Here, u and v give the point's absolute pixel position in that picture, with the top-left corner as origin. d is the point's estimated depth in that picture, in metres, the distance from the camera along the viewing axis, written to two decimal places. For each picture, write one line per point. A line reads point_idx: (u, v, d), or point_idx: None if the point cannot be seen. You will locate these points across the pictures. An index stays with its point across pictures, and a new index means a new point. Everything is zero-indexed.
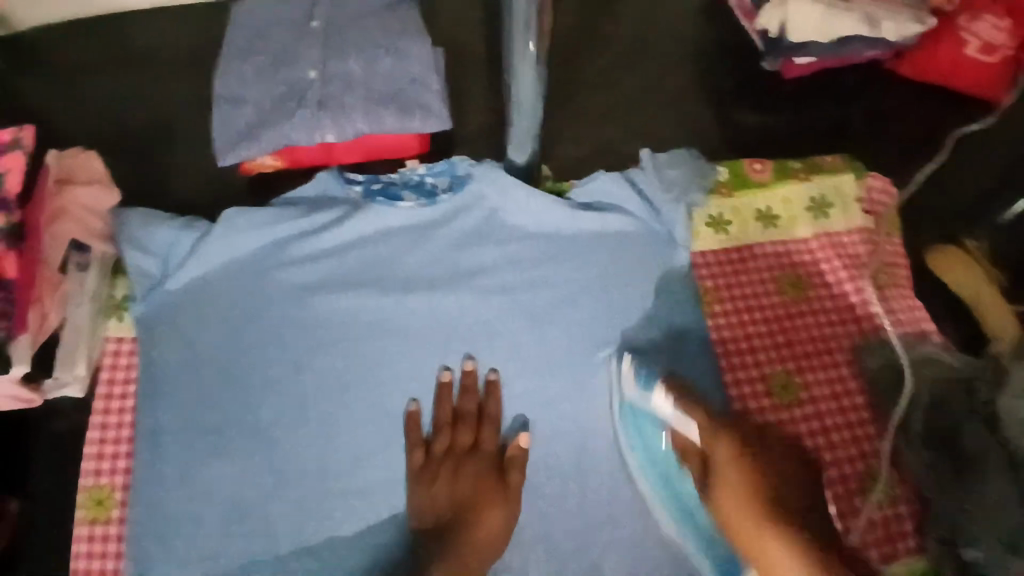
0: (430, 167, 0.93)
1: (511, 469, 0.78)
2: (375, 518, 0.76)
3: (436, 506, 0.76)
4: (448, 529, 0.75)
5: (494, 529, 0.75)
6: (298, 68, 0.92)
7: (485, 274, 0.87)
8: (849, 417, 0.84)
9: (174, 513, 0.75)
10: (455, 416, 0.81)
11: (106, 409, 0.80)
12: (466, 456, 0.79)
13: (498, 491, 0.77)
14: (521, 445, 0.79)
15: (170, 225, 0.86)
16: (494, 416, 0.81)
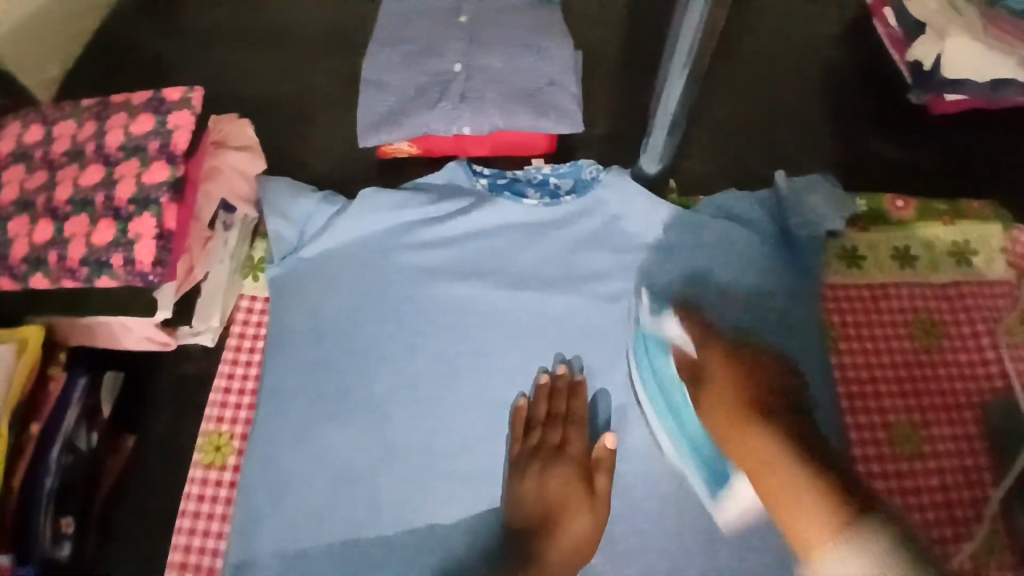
0: (556, 167, 0.93)
1: (598, 473, 0.75)
2: (475, 504, 0.76)
3: (525, 507, 0.74)
4: (537, 533, 0.72)
5: (581, 535, 0.72)
6: (444, 59, 0.94)
7: (599, 279, 0.86)
8: (971, 478, 0.78)
9: (284, 469, 0.77)
10: (549, 415, 0.79)
11: (235, 361, 0.84)
12: (554, 457, 0.76)
13: (586, 496, 0.74)
14: (606, 447, 0.76)
15: (310, 197, 0.91)
16: (582, 417, 0.79)
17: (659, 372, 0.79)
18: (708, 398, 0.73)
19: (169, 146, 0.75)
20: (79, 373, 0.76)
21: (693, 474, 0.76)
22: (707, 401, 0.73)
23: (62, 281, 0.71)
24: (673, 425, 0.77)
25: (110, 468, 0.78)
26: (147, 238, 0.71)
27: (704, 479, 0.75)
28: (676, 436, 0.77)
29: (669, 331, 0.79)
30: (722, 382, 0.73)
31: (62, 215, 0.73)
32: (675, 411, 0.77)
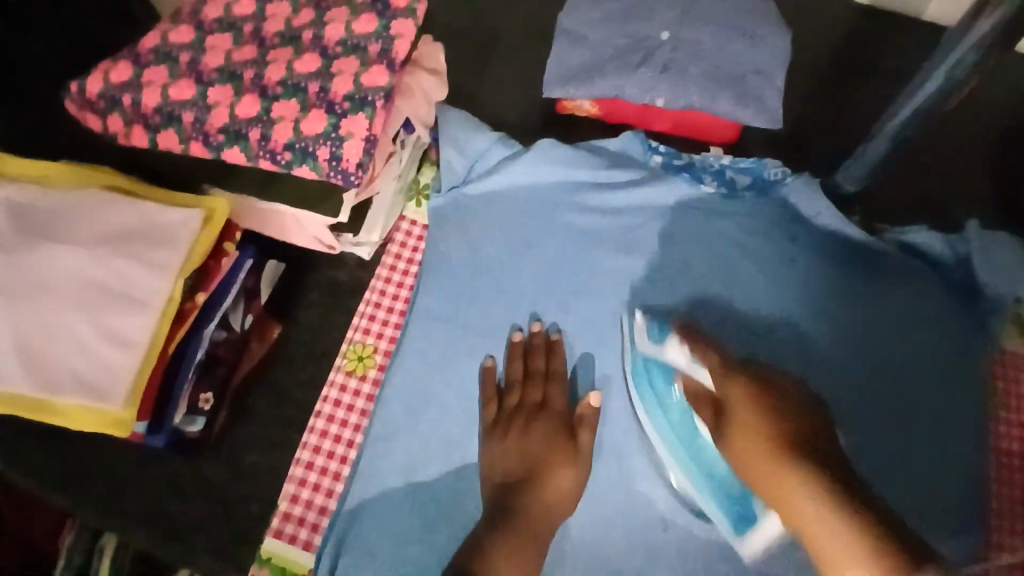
0: (736, 160, 0.88)
1: (581, 430, 0.72)
2: (605, 478, 0.73)
3: (506, 463, 0.70)
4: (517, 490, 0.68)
5: (564, 489, 0.69)
6: (652, 24, 0.88)
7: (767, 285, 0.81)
8: None
9: (424, 393, 0.76)
10: (526, 374, 0.76)
11: (388, 278, 0.84)
12: (536, 414, 0.72)
13: (569, 451, 0.71)
14: (591, 405, 0.73)
15: (487, 135, 0.89)
16: (560, 374, 0.75)
17: (665, 401, 0.72)
18: (736, 432, 0.65)
19: (390, 53, 0.72)
20: (249, 254, 0.72)
21: (677, 468, 0.71)
22: (739, 451, 0.65)
23: (260, 161, 0.69)
24: (684, 467, 0.71)
25: (255, 354, 0.77)
26: (357, 139, 0.68)
27: (729, 518, 0.69)
28: (695, 470, 0.70)
29: (673, 359, 0.71)
30: (759, 416, 0.65)
31: (272, 95, 0.70)
32: (678, 419, 0.71)
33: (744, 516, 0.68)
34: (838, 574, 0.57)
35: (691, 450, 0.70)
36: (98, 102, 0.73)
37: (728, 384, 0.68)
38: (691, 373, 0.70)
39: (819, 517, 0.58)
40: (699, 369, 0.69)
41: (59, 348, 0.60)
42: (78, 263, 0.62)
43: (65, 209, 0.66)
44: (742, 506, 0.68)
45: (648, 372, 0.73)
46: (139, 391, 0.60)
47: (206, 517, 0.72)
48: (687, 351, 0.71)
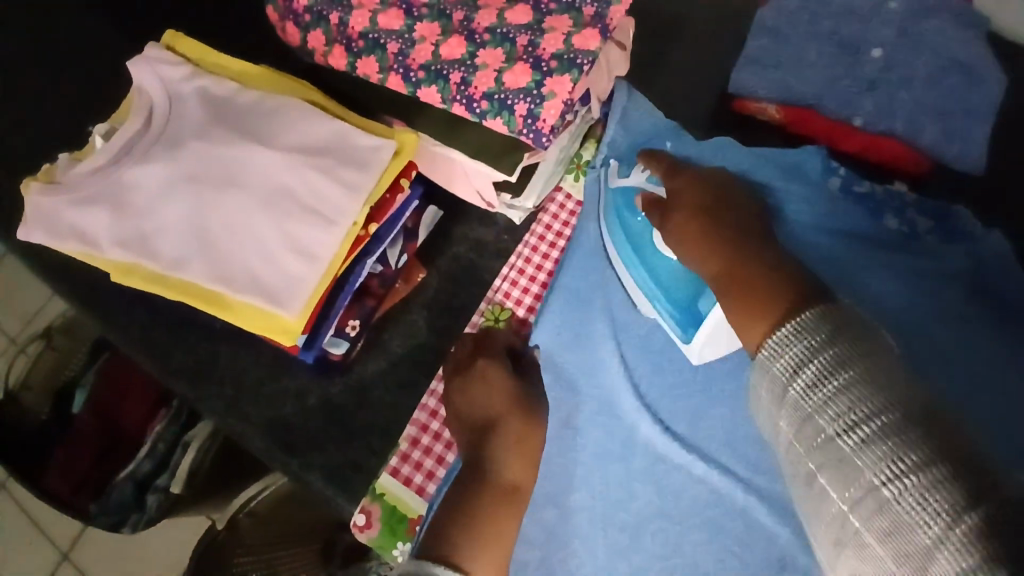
0: (925, 201, 0.80)
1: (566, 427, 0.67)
2: (727, 502, 0.67)
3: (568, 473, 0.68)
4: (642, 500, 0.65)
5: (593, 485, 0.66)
6: (864, 38, 0.82)
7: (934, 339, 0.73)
8: None
9: (556, 370, 0.74)
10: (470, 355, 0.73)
11: (535, 247, 0.82)
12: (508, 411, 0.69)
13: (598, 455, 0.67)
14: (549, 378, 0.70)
15: (660, 123, 0.85)
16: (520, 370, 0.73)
17: (627, 225, 0.73)
18: (684, 236, 0.66)
19: (604, 16, 0.69)
20: (416, 196, 0.72)
21: (634, 281, 0.73)
22: (676, 222, 0.68)
23: (454, 104, 0.69)
24: (637, 270, 0.72)
25: (397, 292, 0.77)
26: (559, 100, 0.66)
27: (674, 320, 0.70)
28: (645, 279, 0.72)
29: (634, 183, 0.74)
30: (695, 194, 0.69)
31: (479, 41, 0.69)
32: (634, 239, 0.73)
33: (690, 312, 0.69)
34: (841, 440, 0.48)
35: (642, 245, 0.72)
36: (303, 15, 0.74)
37: (675, 184, 0.71)
38: (649, 189, 0.73)
39: (854, 401, 0.48)
40: (653, 184, 0.73)
41: (241, 246, 0.61)
42: (273, 168, 0.62)
43: (263, 112, 0.66)
44: (688, 303, 0.69)
45: (618, 198, 0.74)
46: (313, 304, 0.60)
47: (325, 438, 0.73)
48: (647, 173, 0.74)
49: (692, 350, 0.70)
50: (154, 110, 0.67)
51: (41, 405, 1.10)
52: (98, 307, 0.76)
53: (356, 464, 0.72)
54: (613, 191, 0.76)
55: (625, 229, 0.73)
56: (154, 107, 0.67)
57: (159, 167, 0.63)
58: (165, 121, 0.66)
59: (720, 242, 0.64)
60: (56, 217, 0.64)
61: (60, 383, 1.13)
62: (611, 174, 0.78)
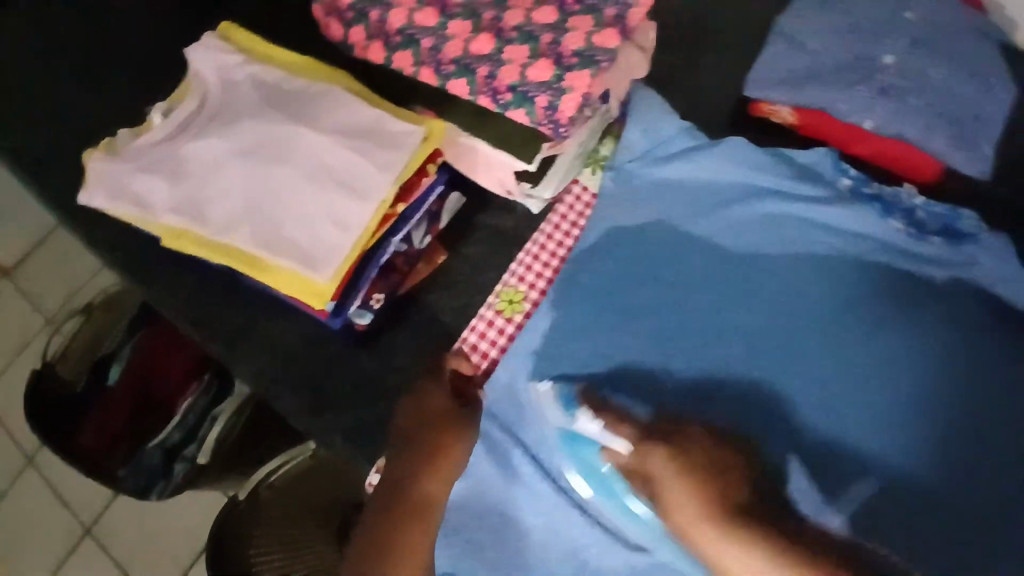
0: (930, 203, 0.83)
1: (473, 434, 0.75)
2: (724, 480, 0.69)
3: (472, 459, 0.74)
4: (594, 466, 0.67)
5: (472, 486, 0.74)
6: (880, 46, 0.86)
7: (938, 338, 0.74)
8: None
9: (552, 351, 0.80)
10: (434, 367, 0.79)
11: (550, 235, 0.87)
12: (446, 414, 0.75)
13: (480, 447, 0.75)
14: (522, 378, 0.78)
15: (677, 124, 0.90)
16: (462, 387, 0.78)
17: (585, 458, 0.67)
18: (663, 507, 0.60)
19: (624, 19, 0.75)
20: (441, 180, 0.77)
21: (575, 468, 0.70)
22: (657, 475, 0.61)
23: (480, 97, 0.74)
24: (610, 499, 0.67)
25: (421, 272, 0.82)
26: (576, 93, 0.72)
27: (669, 549, 0.65)
28: (624, 515, 0.66)
29: (584, 430, 0.66)
30: (674, 481, 0.60)
31: (506, 38, 0.75)
32: (598, 475, 0.67)
33: (694, 559, 0.63)
34: None
35: (596, 481, 0.68)
36: (346, 11, 0.81)
37: (643, 455, 0.63)
38: (605, 443, 0.65)
39: None
40: (610, 436, 0.65)
41: (279, 216, 0.67)
42: (312, 146, 0.68)
43: (307, 97, 0.73)
44: (691, 541, 0.62)
45: (569, 442, 0.69)
46: (342, 272, 0.66)
47: (350, 405, 0.78)
48: (598, 423, 0.66)
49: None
50: (208, 93, 0.74)
51: (76, 377, 1.18)
52: (143, 274, 0.83)
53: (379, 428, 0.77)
54: (559, 428, 0.70)
55: (585, 459, 0.67)
56: (209, 90, 0.74)
57: (210, 141, 0.70)
58: (216, 102, 0.73)
59: (721, 495, 0.59)
60: (116, 182, 0.71)
61: (94, 357, 1.20)
62: (546, 400, 0.72)
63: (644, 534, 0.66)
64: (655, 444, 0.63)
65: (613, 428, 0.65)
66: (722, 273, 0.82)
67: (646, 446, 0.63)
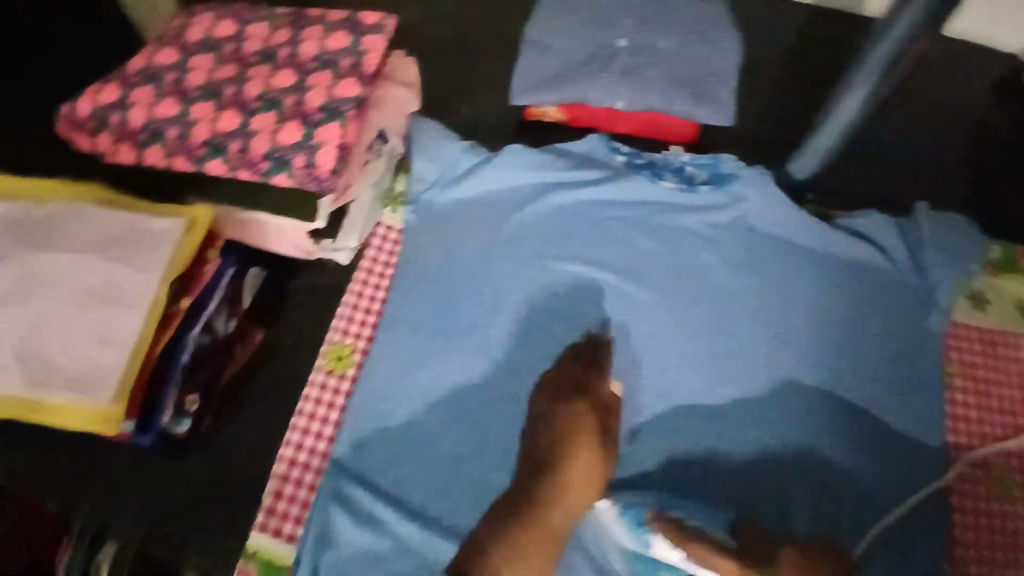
0: (694, 158, 0.95)
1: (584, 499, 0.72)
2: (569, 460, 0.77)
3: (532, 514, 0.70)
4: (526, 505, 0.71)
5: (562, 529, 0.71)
6: (611, 34, 0.95)
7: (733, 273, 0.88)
8: None
9: (393, 395, 0.81)
10: (585, 373, 0.79)
11: (365, 281, 0.88)
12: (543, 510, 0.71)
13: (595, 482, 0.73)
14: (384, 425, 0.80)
15: (456, 145, 0.94)
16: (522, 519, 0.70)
17: (672, 573, 0.69)
18: (720, 574, 0.65)
19: (360, 66, 0.79)
20: (231, 262, 0.79)
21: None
22: (697, 557, 0.66)
23: (238, 171, 0.75)
24: (670, 573, 0.70)
25: (598, 386, 0.79)
26: (330, 146, 0.74)
27: None
28: None
29: (657, 552, 0.68)
30: (802, 563, 0.67)
31: (251, 110, 0.76)
32: None
33: None
34: None
35: (644, 557, 0.70)
36: (87, 122, 0.79)
37: (707, 558, 0.66)
38: (688, 569, 0.67)
39: None
40: (692, 567, 0.67)
41: (50, 350, 0.67)
42: (72, 271, 0.70)
43: (57, 223, 0.73)
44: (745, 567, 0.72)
45: (639, 560, 0.70)
46: (127, 389, 0.67)
47: (206, 508, 0.78)
48: (678, 550, 0.67)
49: None
50: None
51: None
52: None
53: (546, 417, 0.76)
54: (629, 548, 0.70)
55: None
56: None
57: None
58: None
59: (746, 574, 0.66)
60: None
61: None
62: (609, 519, 0.72)
63: None
64: (728, 561, 0.66)
65: (692, 539, 0.67)
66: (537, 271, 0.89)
67: (725, 555, 0.66)
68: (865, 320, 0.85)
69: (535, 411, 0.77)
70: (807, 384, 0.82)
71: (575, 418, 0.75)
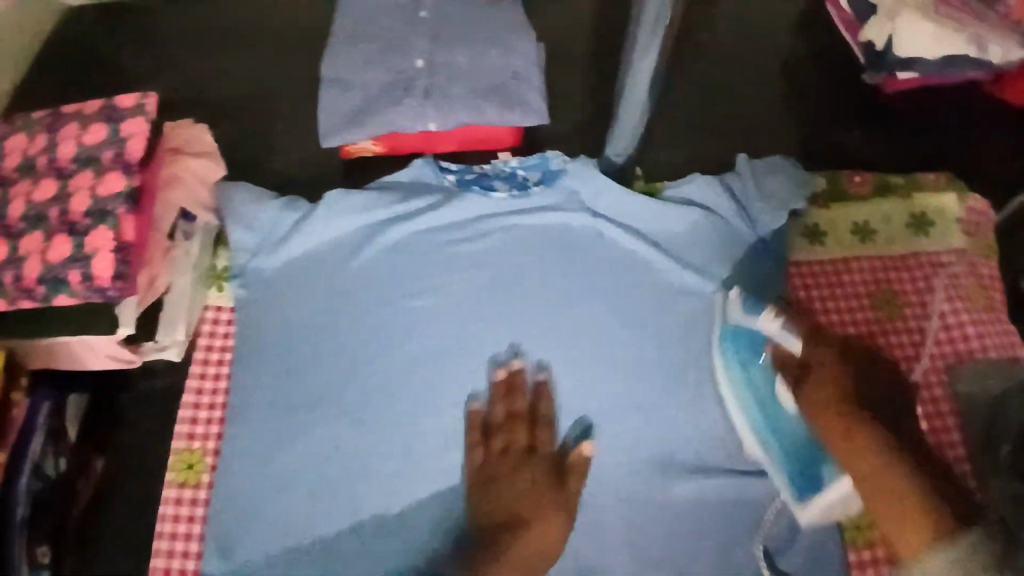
0: (523, 160, 0.93)
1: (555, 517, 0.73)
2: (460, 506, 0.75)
3: (496, 506, 0.72)
4: (499, 536, 0.70)
5: (552, 539, 0.71)
6: (406, 57, 0.92)
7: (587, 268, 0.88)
8: (932, 421, 0.84)
9: (257, 491, 0.75)
10: (511, 412, 0.78)
11: (203, 374, 0.82)
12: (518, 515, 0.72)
13: (559, 496, 0.74)
14: (248, 528, 0.74)
15: (272, 205, 0.87)
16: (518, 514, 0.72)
17: (749, 369, 0.80)
18: (812, 390, 0.75)
19: (124, 155, 0.75)
20: (43, 398, 0.73)
21: (729, 381, 0.81)
22: (813, 399, 0.75)
23: (20, 301, 0.69)
24: (774, 439, 0.78)
25: (524, 405, 0.79)
26: (105, 251, 0.70)
27: (791, 483, 0.77)
28: (759, 420, 0.79)
29: (766, 330, 0.78)
30: (830, 369, 0.76)
31: (16, 232, 0.71)
32: (766, 399, 0.79)
33: (812, 479, 0.76)
34: None
35: (766, 405, 0.79)
36: None
37: (811, 348, 0.77)
38: (782, 341, 0.78)
39: None
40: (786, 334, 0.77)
41: None
42: None
43: None
44: (808, 466, 0.77)
45: (739, 339, 0.81)
46: None
47: None
48: (780, 321, 0.78)
49: (804, 510, 0.76)
50: None
51: None
52: None
53: (489, 475, 0.74)
54: (737, 323, 0.81)
55: (775, 402, 0.79)
56: None
57: None
58: None
59: (846, 399, 0.74)
60: None
61: None
62: (734, 306, 0.81)
63: (759, 435, 0.79)
64: (821, 351, 0.77)
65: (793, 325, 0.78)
66: (388, 318, 0.83)
67: (817, 340, 0.78)
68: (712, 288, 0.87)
69: (472, 468, 0.75)
70: (673, 358, 0.84)
71: (516, 472, 0.74)
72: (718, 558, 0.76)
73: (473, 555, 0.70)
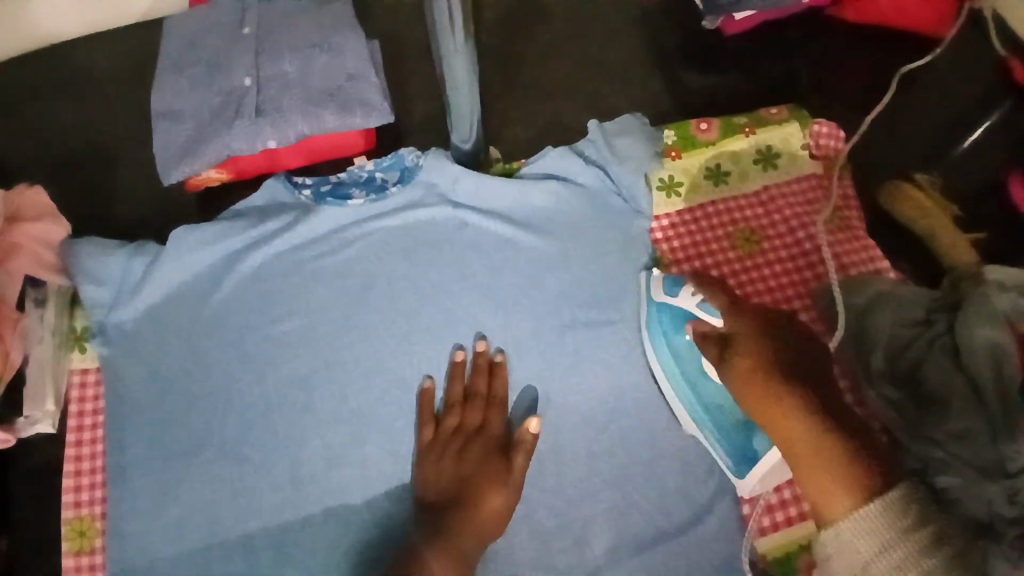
0: (379, 162, 0.92)
1: (493, 490, 0.75)
2: (356, 518, 0.78)
3: (441, 481, 0.77)
4: (438, 516, 0.74)
5: (495, 511, 0.75)
6: (232, 76, 0.89)
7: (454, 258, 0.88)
8: None
9: (151, 544, 0.76)
10: (466, 394, 0.81)
11: (79, 441, 0.81)
12: (486, 494, 0.75)
13: (501, 474, 0.76)
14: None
15: (119, 254, 0.85)
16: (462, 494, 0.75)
17: (679, 355, 0.80)
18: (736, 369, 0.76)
19: None
20: None
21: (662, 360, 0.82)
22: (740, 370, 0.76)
23: None
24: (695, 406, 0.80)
25: (486, 390, 0.81)
26: None
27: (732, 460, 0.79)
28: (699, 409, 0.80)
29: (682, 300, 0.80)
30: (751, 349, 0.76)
31: None
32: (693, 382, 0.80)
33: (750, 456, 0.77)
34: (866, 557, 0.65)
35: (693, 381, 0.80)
36: None
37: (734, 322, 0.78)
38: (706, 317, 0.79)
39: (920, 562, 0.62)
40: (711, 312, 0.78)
41: None
42: None
43: None
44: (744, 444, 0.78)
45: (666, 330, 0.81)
46: None
47: None
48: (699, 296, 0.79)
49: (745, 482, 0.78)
50: None
51: None
52: None
53: (437, 455, 0.78)
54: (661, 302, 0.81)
55: (676, 356, 0.80)
56: None
57: None
58: None
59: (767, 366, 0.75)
60: None
61: None
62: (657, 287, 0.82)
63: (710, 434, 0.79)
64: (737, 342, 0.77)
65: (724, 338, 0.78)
66: (259, 349, 0.83)
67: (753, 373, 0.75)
68: (576, 258, 0.88)
69: (422, 448, 0.79)
70: (550, 330, 0.86)
71: (462, 451, 0.78)
72: (613, 517, 0.80)
73: (423, 529, 0.73)
